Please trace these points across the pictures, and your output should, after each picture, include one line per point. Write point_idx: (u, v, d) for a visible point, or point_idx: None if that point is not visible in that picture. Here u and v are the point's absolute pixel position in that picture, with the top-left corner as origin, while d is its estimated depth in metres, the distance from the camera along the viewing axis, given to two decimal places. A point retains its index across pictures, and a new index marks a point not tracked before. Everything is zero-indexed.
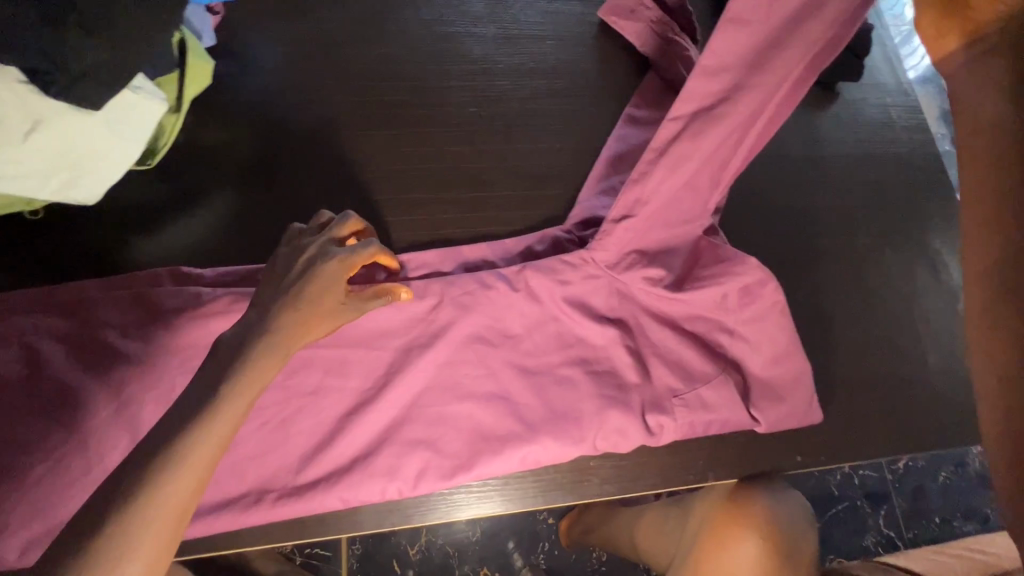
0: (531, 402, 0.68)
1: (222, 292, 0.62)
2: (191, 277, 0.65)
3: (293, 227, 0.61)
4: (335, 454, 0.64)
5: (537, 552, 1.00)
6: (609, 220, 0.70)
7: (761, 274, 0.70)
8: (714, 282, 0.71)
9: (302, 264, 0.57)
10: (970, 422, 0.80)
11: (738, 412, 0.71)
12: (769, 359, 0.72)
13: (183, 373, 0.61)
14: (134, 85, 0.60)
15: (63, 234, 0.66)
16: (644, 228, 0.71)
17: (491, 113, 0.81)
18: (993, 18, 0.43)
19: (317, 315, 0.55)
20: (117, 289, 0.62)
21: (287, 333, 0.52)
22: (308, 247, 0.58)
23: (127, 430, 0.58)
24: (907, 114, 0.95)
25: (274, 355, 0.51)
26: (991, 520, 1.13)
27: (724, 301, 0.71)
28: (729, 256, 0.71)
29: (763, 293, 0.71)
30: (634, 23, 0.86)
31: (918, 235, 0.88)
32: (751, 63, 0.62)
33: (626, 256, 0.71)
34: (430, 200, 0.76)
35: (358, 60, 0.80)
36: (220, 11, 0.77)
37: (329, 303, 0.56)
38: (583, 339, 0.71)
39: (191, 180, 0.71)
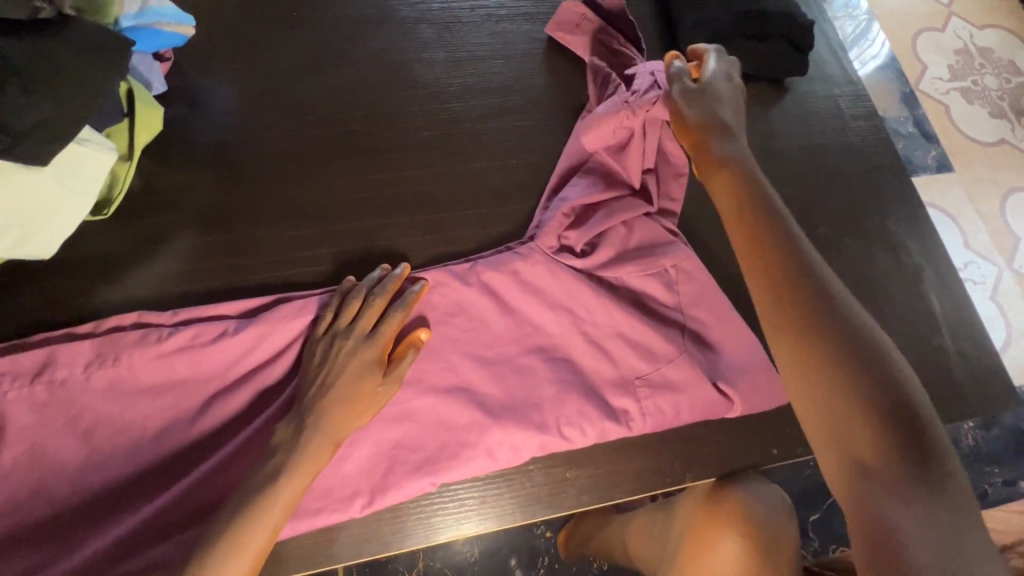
0: (505, 419, 0.66)
1: (182, 329, 0.64)
2: (152, 321, 0.65)
3: (335, 322, 0.64)
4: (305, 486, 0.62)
5: (537, 567, 1.00)
6: (541, 211, 0.77)
7: (690, 254, 0.74)
8: (654, 260, 0.73)
9: (336, 362, 0.61)
10: (945, 401, 0.80)
11: (704, 390, 0.69)
12: (723, 336, 0.73)
13: (145, 416, 0.62)
14: (81, 138, 0.61)
15: (31, 290, 0.68)
16: (584, 219, 0.75)
17: (444, 135, 0.82)
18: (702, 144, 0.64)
19: (359, 407, 0.60)
20: (82, 339, 0.63)
21: (337, 423, 0.59)
22: (342, 343, 0.62)
23: (93, 478, 0.59)
24: (855, 104, 0.95)
25: (328, 434, 0.59)
26: (992, 495, 1.17)
27: (665, 278, 0.73)
28: (662, 238, 0.75)
29: (692, 273, 0.74)
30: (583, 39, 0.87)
31: (877, 220, 0.88)
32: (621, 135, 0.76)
33: (568, 241, 0.74)
34: (390, 224, 0.77)
35: (309, 93, 0.81)
36: (169, 58, 0.78)
37: (366, 391, 0.60)
38: (553, 353, 0.70)
39: (155, 224, 0.73)
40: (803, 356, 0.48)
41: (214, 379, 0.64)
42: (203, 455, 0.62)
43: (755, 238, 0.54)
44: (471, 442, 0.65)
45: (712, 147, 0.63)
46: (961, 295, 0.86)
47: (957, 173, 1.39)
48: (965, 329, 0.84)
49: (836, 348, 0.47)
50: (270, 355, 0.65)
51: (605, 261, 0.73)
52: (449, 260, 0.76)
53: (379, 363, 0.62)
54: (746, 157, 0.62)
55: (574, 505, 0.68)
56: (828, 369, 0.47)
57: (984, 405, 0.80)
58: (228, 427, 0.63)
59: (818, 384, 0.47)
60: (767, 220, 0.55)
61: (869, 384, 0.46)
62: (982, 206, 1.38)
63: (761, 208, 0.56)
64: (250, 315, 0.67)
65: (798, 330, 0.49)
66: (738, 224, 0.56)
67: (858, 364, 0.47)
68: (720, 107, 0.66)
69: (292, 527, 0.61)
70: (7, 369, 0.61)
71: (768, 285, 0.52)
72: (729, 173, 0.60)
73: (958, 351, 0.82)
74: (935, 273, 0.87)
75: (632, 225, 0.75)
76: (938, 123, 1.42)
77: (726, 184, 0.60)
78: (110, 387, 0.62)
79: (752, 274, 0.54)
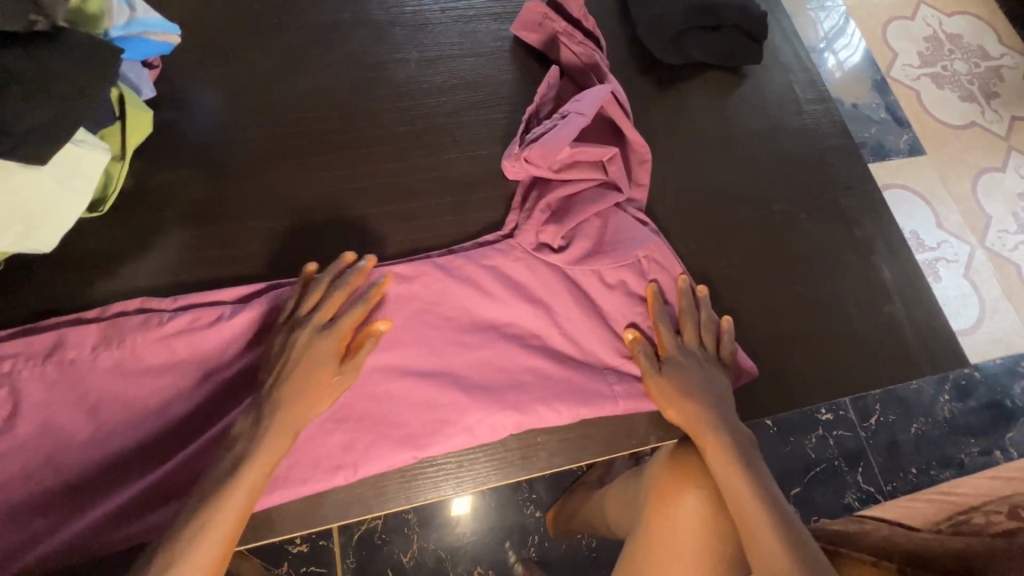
0: (481, 387, 0.72)
1: (181, 313, 0.69)
2: (152, 306, 0.71)
3: (294, 316, 0.67)
4: (295, 457, 0.67)
5: (527, 546, 1.01)
6: (516, 211, 0.81)
7: (661, 245, 0.79)
8: (628, 251, 0.78)
9: (290, 353, 0.64)
10: (892, 363, 0.86)
11: None
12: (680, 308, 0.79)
13: (142, 396, 0.67)
14: (76, 139, 0.66)
15: (39, 280, 0.73)
16: (561, 214, 0.80)
17: (419, 129, 0.87)
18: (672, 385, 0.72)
19: (313, 395, 0.63)
20: (89, 323, 0.68)
21: (298, 410, 0.63)
22: (297, 335, 0.65)
23: (97, 451, 0.64)
24: (810, 89, 1.00)
25: (286, 420, 0.62)
26: (969, 465, 1.18)
27: (639, 268, 0.79)
28: (631, 228, 0.80)
29: (663, 262, 0.80)
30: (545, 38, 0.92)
31: (831, 197, 0.93)
32: (543, 154, 0.77)
33: (546, 237, 0.78)
34: (367, 213, 0.82)
35: (290, 95, 0.87)
36: (157, 66, 0.84)
37: (321, 379, 0.64)
38: (523, 327, 0.76)
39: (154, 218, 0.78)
40: (744, 496, 0.66)
41: (206, 359, 0.69)
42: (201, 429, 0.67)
43: (709, 419, 0.70)
44: (451, 411, 0.70)
45: (686, 383, 0.72)
46: (911, 265, 0.92)
47: (928, 156, 1.43)
48: (915, 297, 0.90)
49: (763, 492, 0.66)
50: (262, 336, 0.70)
51: (583, 254, 0.78)
52: (430, 253, 0.80)
53: (332, 354, 0.65)
54: (710, 392, 0.72)
55: (545, 467, 0.73)
56: (763, 507, 0.65)
57: (931, 366, 0.86)
58: (221, 403, 0.68)
59: (758, 519, 0.64)
60: (721, 403, 0.72)
61: (787, 518, 0.64)
62: (954, 186, 1.42)
63: (715, 390, 0.73)
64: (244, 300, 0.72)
65: (740, 474, 0.67)
66: (699, 411, 0.71)
67: (777, 504, 0.65)
68: (693, 383, 0.72)
69: (281, 495, 0.66)
70: (16, 353, 0.65)
71: (718, 442, 0.69)
72: (696, 390, 0.72)
73: (907, 316, 0.88)
74: (886, 246, 0.92)
75: (605, 219, 0.80)
76: (908, 108, 1.47)
77: (694, 411, 0.71)
78: (115, 366, 0.66)
79: (708, 434, 0.70)
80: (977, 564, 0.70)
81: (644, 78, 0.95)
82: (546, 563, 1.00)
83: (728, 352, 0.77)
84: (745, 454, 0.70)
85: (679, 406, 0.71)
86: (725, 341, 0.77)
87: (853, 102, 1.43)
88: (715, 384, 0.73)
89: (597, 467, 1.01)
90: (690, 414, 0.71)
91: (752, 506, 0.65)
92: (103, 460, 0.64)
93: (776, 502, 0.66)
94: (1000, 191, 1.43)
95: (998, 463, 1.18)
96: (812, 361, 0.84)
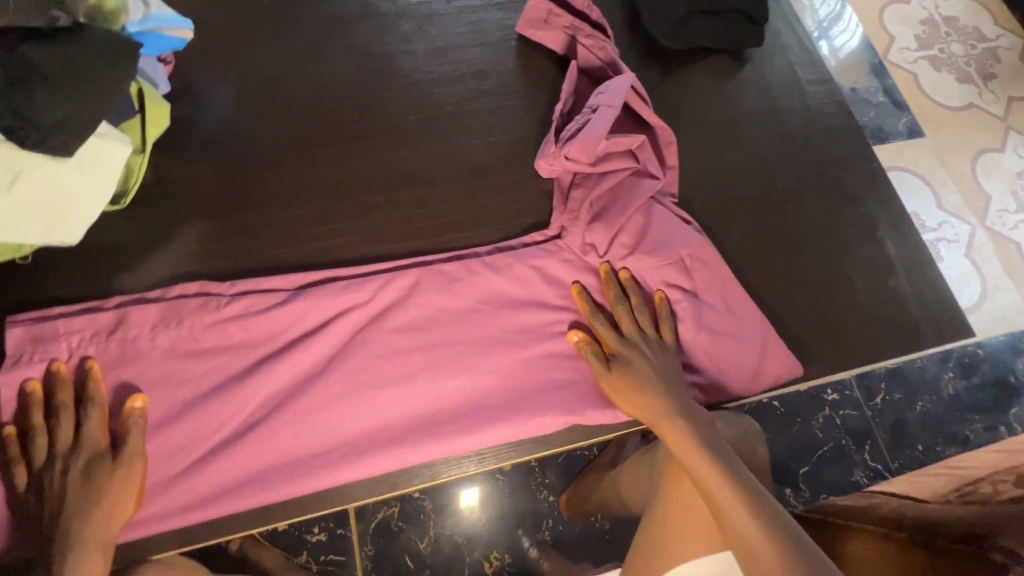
0: (505, 365, 0.76)
1: (238, 298, 0.73)
2: (214, 290, 0.74)
3: (33, 456, 0.63)
4: (350, 442, 0.72)
5: (541, 530, 1.02)
6: (559, 211, 0.84)
7: (703, 241, 0.83)
8: (668, 246, 0.81)
9: (61, 487, 0.62)
10: (897, 335, 0.88)
11: (708, 348, 0.80)
12: (699, 291, 0.81)
13: (179, 382, 0.70)
14: (98, 132, 0.68)
15: (77, 271, 0.75)
16: (606, 210, 0.82)
17: (429, 118, 0.89)
18: (618, 375, 0.73)
19: (111, 506, 0.62)
20: (150, 304, 0.72)
21: (101, 518, 0.61)
22: (51, 474, 0.62)
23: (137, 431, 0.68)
24: (811, 70, 1.02)
25: (93, 541, 0.60)
26: (975, 440, 1.19)
27: (683, 263, 0.81)
28: (671, 221, 0.83)
29: (706, 258, 0.82)
30: (551, 32, 0.94)
31: (834, 175, 0.95)
32: (584, 148, 0.80)
33: (588, 232, 0.81)
34: (382, 200, 0.84)
35: (302, 88, 0.88)
36: (170, 61, 0.85)
37: (111, 487, 0.62)
38: (543, 304, 0.80)
39: (203, 200, 0.81)
40: (693, 456, 0.66)
41: (239, 347, 0.73)
42: (256, 406, 0.71)
43: (652, 397, 0.71)
44: (482, 385, 0.76)
45: (630, 375, 0.72)
46: (913, 239, 0.94)
47: (927, 138, 1.44)
48: (917, 270, 0.92)
49: (713, 450, 0.66)
50: (317, 324, 0.75)
51: (626, 252, 0.80)
52: (478, 250, 0.83)
53: (100, 462, 0.63)
54: (660, 379, 0.73)
55: (561, 443, 0.77)
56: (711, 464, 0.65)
57: (937, 337, 0.89)
58: (252, 389, 0.71)
59: (708, 476, 0.64)
60: (663, 382, 0.73)
61: (737, 470, 0.64)
62: (953, 166, 1.43)
63: (661, 375, 0.73)
64: (299, 289, 0.76)
65: (688, 437, 0.67)
66: (643, 389, 0.72)
67: (724, 459, 0.65)
68: (644, 372, 0.73)
69: (337, 474, 0.70)
70: (58, 343, 0.69)
71: (662, 411, 0.70)
72: (645, 379, 0.72)
73: (911, 289, 0.90)
74: (889, 221, 0.94)
75: (647, 214, 0.82)
76: (906, 91, 1.48)
77: (644, 396, 0.71)
78: (182, 345, 0.71)
79: (648, 406, 0.71)
80: (989, 528, 0.72)
81: (648, 63, 0.97)
82: (561, 546, 1.02)
83: (666, 330, 0.78)
84: (706, 437, 0.68)
85: (634, 402, 0.72)
86: (662, 320, 0.78)
87: (851, 86, 1.44)
88: (665, 370, 0.74)
89: (610, 449, 1.03)
90: (641, 403, 0.71)
91: (726, 495, 0.62)
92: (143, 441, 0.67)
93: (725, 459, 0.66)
94: (999, 169, 1.45)
95: (1003, 436, 1.20)
96: (821, 335, 0.86)
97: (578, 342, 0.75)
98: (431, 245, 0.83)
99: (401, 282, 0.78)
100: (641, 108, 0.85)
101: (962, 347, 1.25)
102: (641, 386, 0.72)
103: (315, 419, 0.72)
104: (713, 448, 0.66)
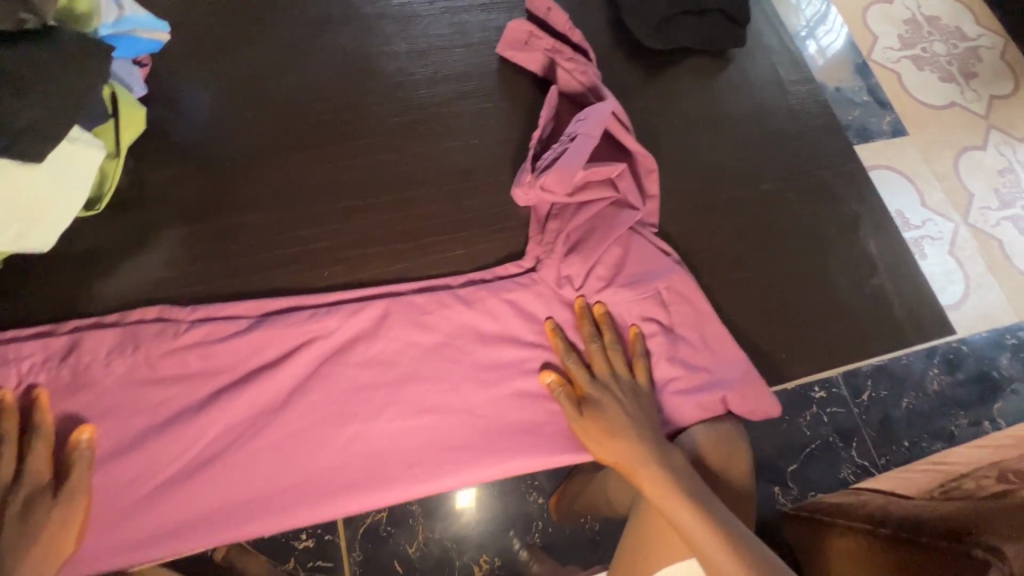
0: (488, 369, 0.76)
1: (198, 325, 0.72)
2: (174, 315, 0.72)
3: None
4: (315, 476, 0.70)
5: (531, 532, 1.01)
6: (535, 244, 0.82)
7: (682, 277, 0.80)
8: (643, 284, 0.79)
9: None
10: (880, 333, 0.88)
11: (687, 388, 0.77)
12: (676, 326, 0.80)
13: (159, 391, 0.69)
14: (71, 136, 0.66)
15: (53, 279, 0.73)
16: (582, 242, 0.80)
17: (413, 120, 0.88)
18: (589, 421, 0.70)
19: (56, 540, 0.60)
20: (106, 329, 0.70)
21: (39, 555, 0.58)
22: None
23: (116, 440, 0.67)
24: (793, 70, 1.02)
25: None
26: (960, 436, 1.20)
27: (659, 297, 0.80)
28: (648, 254, 0.81)
29: (685, 293, 0.80)
30: (532, 55, 0.92)
31: (817, 175, 0.95)
32: (560, 179, 0.77)
33: (563, 251, 0.80)
34: (365, 204, 0.83)
35: (283, 90, 0.87)
36: (147, 63, 0.84)
37: (59, 520, 0.60)
38: (523, 309, 0.79)
39: (164, 220, 0.78)
40: (668, 497, 0.64)
41: (220, 356, 0.71)
42: (216, 433, 0.69)
43: (624, 442, 0.68)
44: (468, 388, 0.75)
45: (601, 420, 0.70)
46: (895, 238, 0.94)
47: (911, 137, 1.46)
48: (899, 269, 0.92)
49: (690, 487, 0.65)
50: (282, 352, 0.73)
51: (603, 283, 0.78)
52: (452, 279, 0.80)
53: (45, 495, 0.60)
54: (631, 424, 0.69)
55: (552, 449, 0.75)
56: (688, 502, 0.63)
57: (919, 334, 0.89)
58: (234, 397, 0.70)
59: (685, 516, 0.62)
60: (637, 423, 0.70)
61: (715, 508, 0.63)
62: (936, 165, 1.44)
63: (635, 416, 0.70)
64: (261, 316, 0.74)
65: (662, 477, 0.65)
66: (615, 433, 0.69)
67: (703, 496, 0.64)
68: (615, 418, 0.70)
69: (325, 484, 0.70)
70: (34, 352, 0.68)
71: (635, 453, 0.67)
72: (617, 422, 0.69)
73: (894, 288, 0.91)
74: (871, 220, 0.95)
75: (626, 245, 0.81)
76: (890, 90, 1.49)
77: (616, 443, 0.68)
78: (163, 353, 0.70)
79: (620, 450, 0.68)
80: (966, 525, 0.73)
81: (632, 63, 0.97)
82: (550, 548, 1.01)
83: (641, 370, 0.75)
84: (683, 478, 0.66)
85: (607, 447, 0.69)
86: (636, 359, 0.75)
87: (836, 86, 1.45)
88: (640, 412, 0.71)
89: None
90: (613, 449, 0.68)
91: (701, 534, 0.61)
92: (124, 451, 0.67)
93: (701, 495, 0.64)
94: (981, 167, 1.46)
95: (987, 432, 1.21)
96: (805, 335, 0.86)
97: (550, 384, 0.73)
98: (415, 248, 0.82)
99: (371, 312, 0.76)
100: (621, 135, 0.83)
101: (947, 343, 1.26)
102: (613, 430, 0.69)
103: (299, 427, 0.71)
104: (690, 488, 0.64)
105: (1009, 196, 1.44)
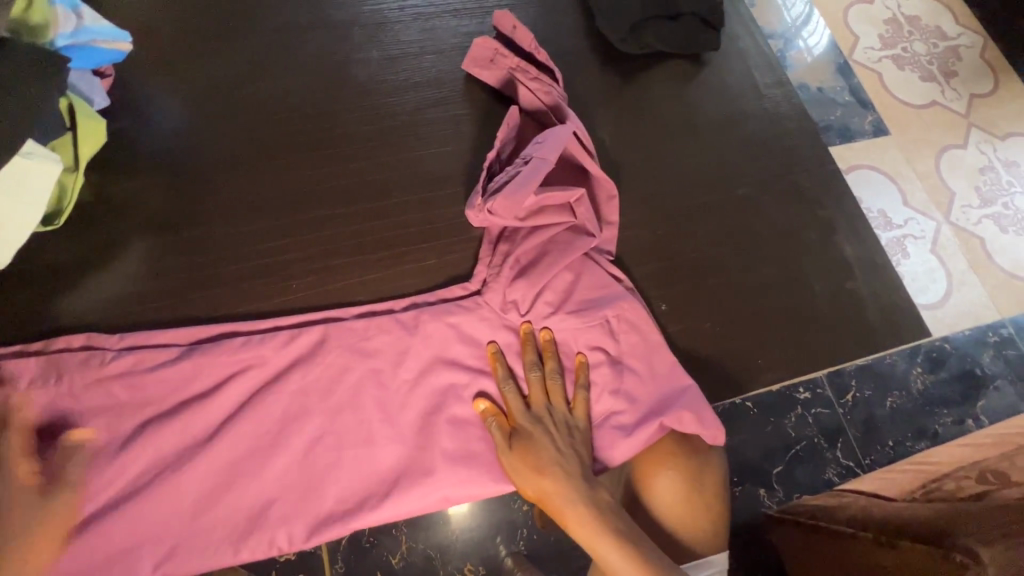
0: (454, 380, 0.75)
1: (125, 354, 0.69)
2: (98, 341, 0.70)
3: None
4: (279, 499, 0.68)
5: (516, 540, 0.99)
6: (485, 266, 0.80)
7: (636, 308, 0.78)
8: (592, 313, 0.77)
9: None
10: (855, 336, 0.89)
11: (636, 417, 0.75)
12: (625, 355, 0.78)
13: (120, 409, 0.68)
14: (26, 152, 0.65)
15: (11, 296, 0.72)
16: (530, 267, 0.78)
17: (383, 128, 0.87)
18: (516, 454, 0.69)
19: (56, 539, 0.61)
20: (29, 357, 0.67)
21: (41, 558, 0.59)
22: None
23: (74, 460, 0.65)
24: (768, 73, 1.02)
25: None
26: (944, 435, 1.20)
27: (607, 326, 0.78)
28: (601, 281, 0.79)
29: (639, 323, 0.78)
30: (496, 72, 0.90)
31: (792, 177, 0.95)
32: (508, 207, 0.75)
33: (512, 274, 0.78)
34: (336, 213, 0.82)
35: (252, 98, 0.86)
36: (109, 74, 0.82)
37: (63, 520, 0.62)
38: (464, 332, 0.77)
39: (91, 245, 0.76)
40: (596, 534, 0.64)
41: (182, 372, 0.70)
42: (171, 456, 0.68)
43: (551, 476, 0.67)
44: (433, 399, 0.74)
45: (530, 452, 0.69)
46: (870, 241, 0.94)
47: (892, 136, 1.46)
48: (875, 271, 0.92)
49: (623, 525, 0.65)
50: (216, 380, 0.71)
51: (551, 309, 0.77)
52: (399, 301, 0.79)
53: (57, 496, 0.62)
54: (559, 459, 0.68)
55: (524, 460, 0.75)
56: (618, 541, 0.63)
57: (893, 337, 0.89)
58: (197, 413, 0.69)
59: (612, 555, 0.63)
60: (568, 457, 0.69)
61: (644, 545, 0.63)
62: (918, 165, 1.45)
63: (567, 450, 0.69)
64: (193, 344, 0.72)
65: (591, 514, 0.65)
66: (544, 467, 0.68)
67: (633, 533, 0.64)
68: (543, 452, 0.69)
69: (296, 499, 0.69)
70: None
71: (563, 488, 0.67)
72: (547, 455, 0.68)
73: (870, 290, 0.91)
74: (846, 222, 0.95)
75: (577, 272, 0.79)
76: (871, 90, 1.50)
77: (542, 478, 0.67)
78: (123, 370, 0.68)
79: (547, 485, 0.67)
80: (947, 525, 0.72)
81: (606, 67, 0.96)
82: (536, 558, 0.98)
83: (579, 404, 0.73)
84: (609, 514, 0.66)
85: (531, 480, 0.68)
86: (577, 392, 0.74)
87: (818, 86, 1.45)
88: (569, 448, 0.70)
89: None
90: (538, 484, 0.67)
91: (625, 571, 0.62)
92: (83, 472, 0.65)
93: (630, 533, 0.64)
94: (962, 166, 1.47)
95: (971, 431, 1.21)
96: (781, 339, 0.86)
97: (483, 413, 0.72)
98: (386, 259, 0.81)
99: (307, 339, 0.74)
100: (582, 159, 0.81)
101: (929, 342, 1.26)
102: (541, 464, 0.68)
103: (266, 442, 0.69)
104: (618, 524, 0.65)
105: (990, 194, 1.45)
